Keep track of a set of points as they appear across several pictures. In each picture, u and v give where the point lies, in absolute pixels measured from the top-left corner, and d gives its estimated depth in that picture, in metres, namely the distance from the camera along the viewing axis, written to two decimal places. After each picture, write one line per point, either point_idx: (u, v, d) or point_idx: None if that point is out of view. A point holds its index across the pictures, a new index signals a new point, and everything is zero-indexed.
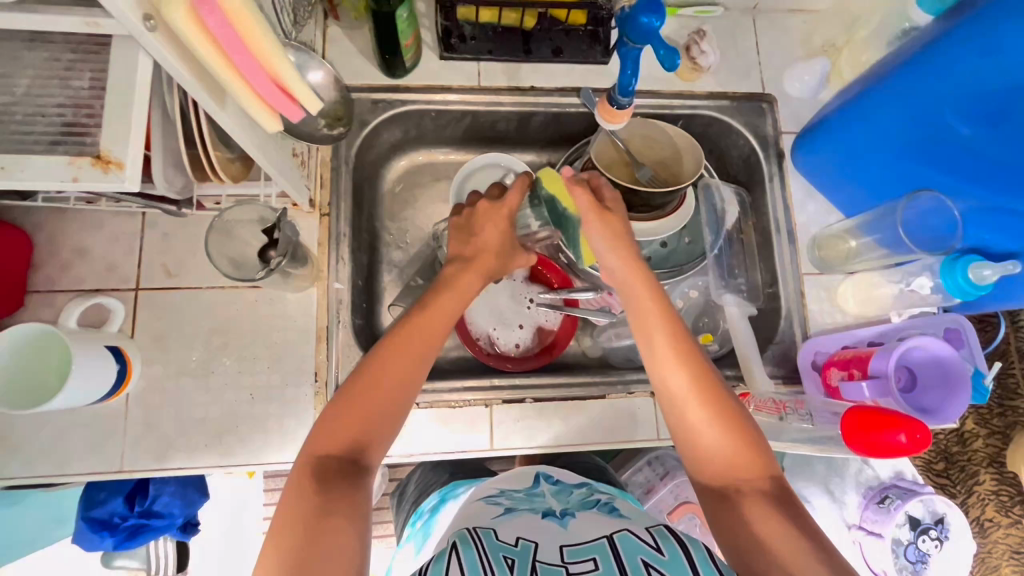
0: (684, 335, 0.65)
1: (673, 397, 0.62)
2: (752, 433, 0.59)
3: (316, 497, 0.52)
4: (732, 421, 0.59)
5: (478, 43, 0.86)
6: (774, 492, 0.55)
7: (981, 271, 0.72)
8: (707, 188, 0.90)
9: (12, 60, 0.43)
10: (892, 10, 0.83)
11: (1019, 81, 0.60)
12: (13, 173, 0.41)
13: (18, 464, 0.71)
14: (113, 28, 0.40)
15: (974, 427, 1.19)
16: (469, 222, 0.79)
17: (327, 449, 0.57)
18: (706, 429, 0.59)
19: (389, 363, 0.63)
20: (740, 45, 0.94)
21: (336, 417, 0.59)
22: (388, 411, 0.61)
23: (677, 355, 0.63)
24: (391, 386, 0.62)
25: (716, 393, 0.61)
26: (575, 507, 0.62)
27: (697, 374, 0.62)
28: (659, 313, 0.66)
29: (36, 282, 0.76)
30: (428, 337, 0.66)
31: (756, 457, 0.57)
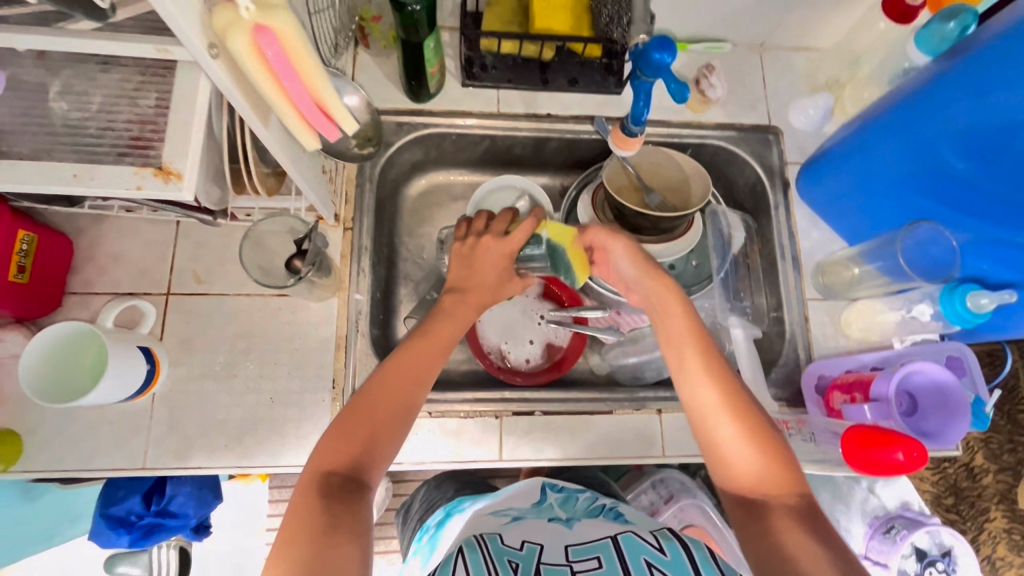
0: (713, 350, 0.66)
1: (699, 410, 0.63)
2: (780, 448, 0.59)
3: (321, 509, 0.52)
4: (760, 435, 0.60)
5: (499, 72, 0.91)
6: (801, 506, 0.56)
7: (978, 299, 0.75)
8: (715, 214, 0.94)
9: (87, 80, 0.48)
10: (894, 50, 0.88)
11: (1009, 121, 0.63)
12: (87, 180, 0.46)
13: (44, 458, 0.74)
14: (181, 54, 0.45)
15: (984, 462, 1.19)
16: (474, 251, 0.79)
17: (332, 460, 0.57)
18: (735, 443, 0.60)
19: (393, 376, 0.63)
20: (747, 79, 0.99)
21: (345, 429, 0.59)
22: (397, 423, 0.62)
23: (707, 369, 0.64)
24: (401, 396, 0.63)
25: (746, 407, 0.61)
26: (581, 515, 0.64)
27: (727, 388, 0.62)
28: (690, 328, 0.68)
29: (74, 284, 0.80)
30: (434, 352, 0.68)
31: (785, 471, 0.58)
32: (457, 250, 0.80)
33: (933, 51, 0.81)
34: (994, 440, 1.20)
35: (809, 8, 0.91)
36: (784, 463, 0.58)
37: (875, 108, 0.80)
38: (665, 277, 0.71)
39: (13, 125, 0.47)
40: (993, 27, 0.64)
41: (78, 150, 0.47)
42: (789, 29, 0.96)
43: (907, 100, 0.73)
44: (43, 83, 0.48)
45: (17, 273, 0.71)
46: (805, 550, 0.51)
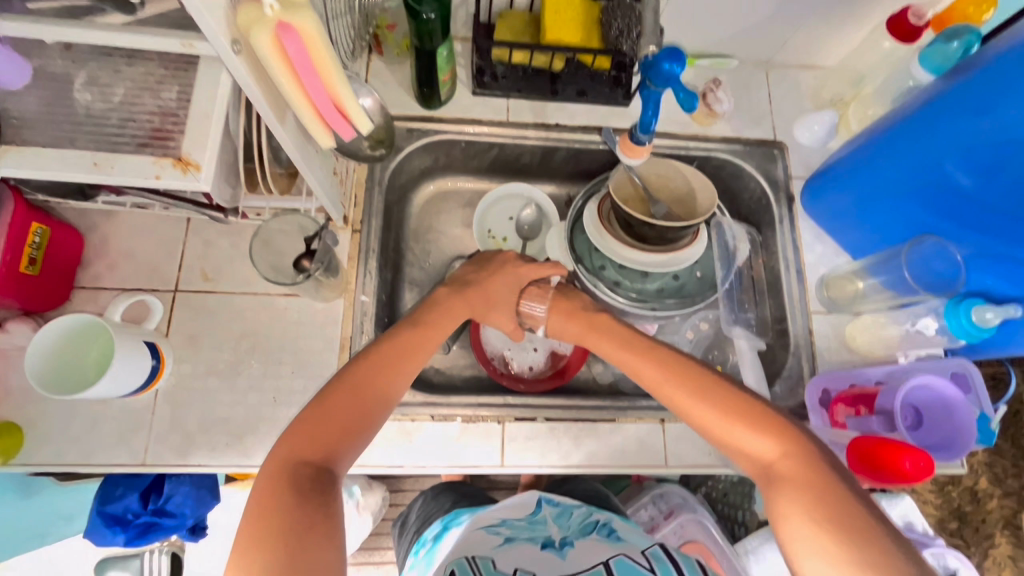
0: (661, 348, 0.67)
1: (674, 404, 0.62)
2: (769, 415, 0.58)
3: (296, 504, 0.50)
4: (738, 408, 0.58)
5: (508, 82, 0.93)
6: (808, 474, 0.53)
7: (983, 313, 0.74)
8: (719, 225, 0.94)
9: (113, 73, 0.49)
10: (898, 68, 0.89)
11: (1006, 135, 0.65)
12: (107, 168, 0.47)
13: (44, 450, 0.74)
14: (205, 49, 0.46)
15: (987, 486, 1.18)
16: (495, 261, 0.81)
17: (301, 448, 0.54)
18: (719, 426, 0.59)
19: (372, 366, 0.61)
20: (753, 95, 1.00)
21: (316, 422, 0.56)
22: (371, 406, 0.60)
23: (661, 365, 0.65)
24: (378, 388, 0.60)
25: (711, 388, 0.61)
26: (574, 535, 0.62)
27: (684, 375, 0.62)
28: (632, 338, 0.70)
29: (83, 278, 0.81)
30: (417, 350, 0.66)
31: (778, 438, 0.56)
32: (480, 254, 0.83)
33: (936, 69, 0.83)
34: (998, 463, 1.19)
35: (815, 26, 0.93)
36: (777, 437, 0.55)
37: (872, 127, 0.83)
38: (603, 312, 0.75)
39: (40, 115, 0.49)
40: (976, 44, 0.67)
41: (99, 140, 0.48)
42: (795, 47, 0.98)
43: (906, 118, 0.75)
44: (69, 74, 0.49)
45: (28, 265, 0.71)
46: (821, 530, 0.49)
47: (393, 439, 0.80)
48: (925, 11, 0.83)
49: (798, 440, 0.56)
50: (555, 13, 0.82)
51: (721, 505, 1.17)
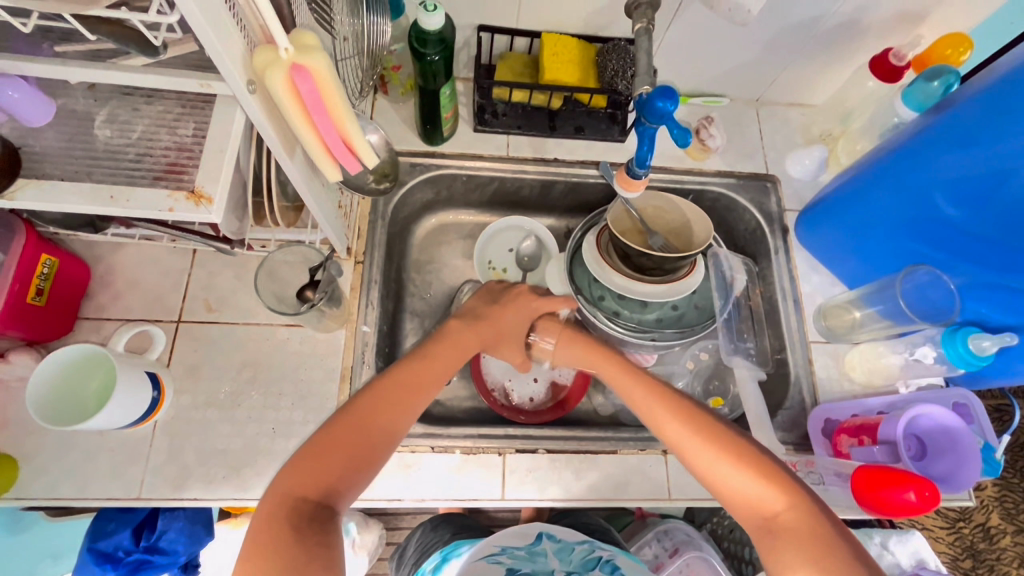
0: (668, 389, 0.66)
1: (674, 445, 0.62)
2: (775, 467, 0.57)
3: (296, 542, 0.50)
4: (748, 459, 0.58)
5: (509, 119, 0.96)
6: (810, 529, 0.53)
7: (980, 342, 0.75)
8: (716, 256, 0.96)
9: (132, 110, 0.52)
10: (883, 106, 0.93)
11: (991, 169, 0.68)
12: (122, 201, 0.49)
13: (37, 484, 0.73)
14: (221, 89, 0.49)
15: (1000, 522, 1.16)
16: (505, 294, 0.80)
17: (304, 484, 0.54)
18: (722, 473, 0.58)
19: (377, 404, 0.61)
20: (745, 131, 1.04)
21: (317, 455, 0.56)
22: (378, 440, 0.59)
23: (668, 406, 0.64)
24: (381, 425, 0.60)
25: (722, 434, 0.60)
26: (577, 572, 0.60)
27: (692, 419, 0.62)
28: (638, 376, 0.69)
29: (87, 308, 0.81)
30: (420, 383, 0.65)
31: (781, 491, 0.56)
32: (490, 288, 0.82)
33: (919, 106, 0.86)
34: (1008, 498, 1.18)
35: (801, 66, 0.98)
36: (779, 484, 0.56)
37: (861, 164, 0.85)
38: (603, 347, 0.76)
39: (60, 149, 0.51)
40: (969, 91, 0.70)
41: (116, 174, 0.50)
42: (783, 86, 1.02)
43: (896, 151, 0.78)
44: (91, 112, 0.52)
45: (35, 295, 0.72)
46: None
47: (393, 472, 0.79)
48: (905, 52, 0.87)
49: (799, 496, 0.55)
50: (553, 56, 0.87)
51: (727, 542, 1.14)
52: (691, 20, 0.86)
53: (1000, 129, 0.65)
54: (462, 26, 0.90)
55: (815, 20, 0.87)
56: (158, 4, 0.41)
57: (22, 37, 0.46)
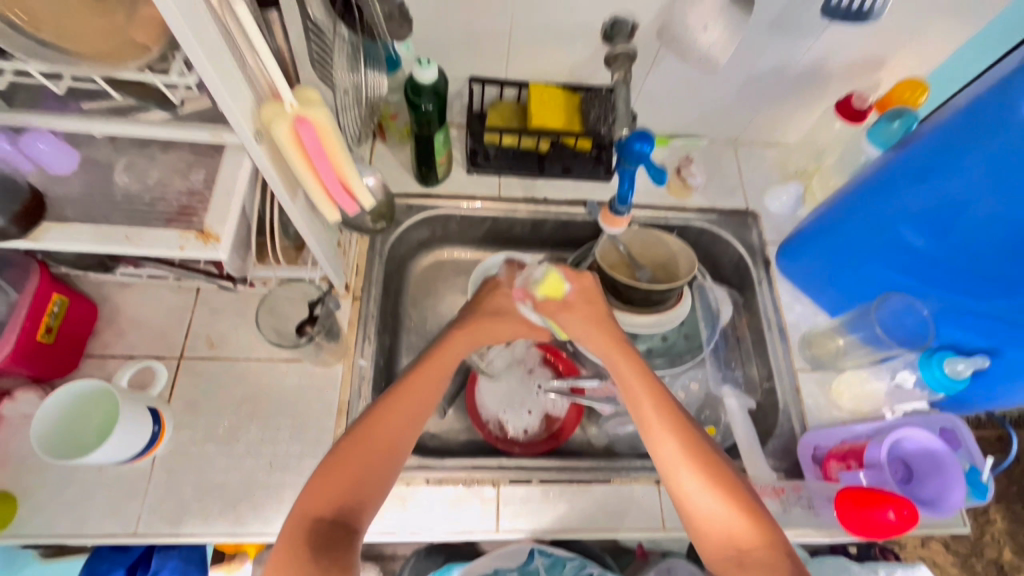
0: (673, 405, 0.67)
1: (665, 463, 0.64)
2: (752, 505, 0.61)
3: (310, 558, 0.57)
4: (733, 494, 0.61)
5: (500, 161, 1.01)
6: (775, 564, 0.57)
7: (955, 365, 0.79)
8: (702, 287, 1.02)
9: (149, 159, 0.57)
10: (852, 145, 0.99)
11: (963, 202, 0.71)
12: (136, 241, 0.52)
13: (33, 521, 0.73)
14: (231, 138, 0.54)
15: (1012, 558, 1.21)
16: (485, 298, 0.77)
17: (318, 503, 0.61)
18: (702, 496, 0.61)
19: (381, 420, 0.66)
20: (724, 169, 1.09)
21: (327, 477, 0.62)
22: (383, 455, 0.65)
23: (671, 425, 0.65)
24: (386, 442, 0.65)
25: (714, 465, 0.63)
26: None
27: (692, 445, 0.63)
28: (646, 383, 0.69)
29: (92, 346, 0.84)
30: (425, 398, 0.69)
31: (755, 528, 0.60)
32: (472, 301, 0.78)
33: (884, 145, 0.92)
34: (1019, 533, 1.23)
35: (773, 110, 1.04)
36: (750, 514, 0.60)
37: (843, 189, 0.87)
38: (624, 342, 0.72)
39: (81, 194, 0.55)
40: (931, 124, 0.73)
41: (131, 216, 0.54)
42: (758, 127, 1.09)
43: (873, 177, 0.80)
44: (111, 161, 0.57)
45: (44, 333, 0.75)
46: None
47: (389, 505, 0.80)
48: (867, 96, 0.94)
49: (767, 525, 0.60)
50: (540, 104, 0.93)
51: None
52: (666, 71, 0.93)
53: (965, 164, 0.68)
54: (455, 78, 0.97)
55: (781, 68, 0.94)
56: (179, 67, 0.47)
57: (51, 96, 0.51)
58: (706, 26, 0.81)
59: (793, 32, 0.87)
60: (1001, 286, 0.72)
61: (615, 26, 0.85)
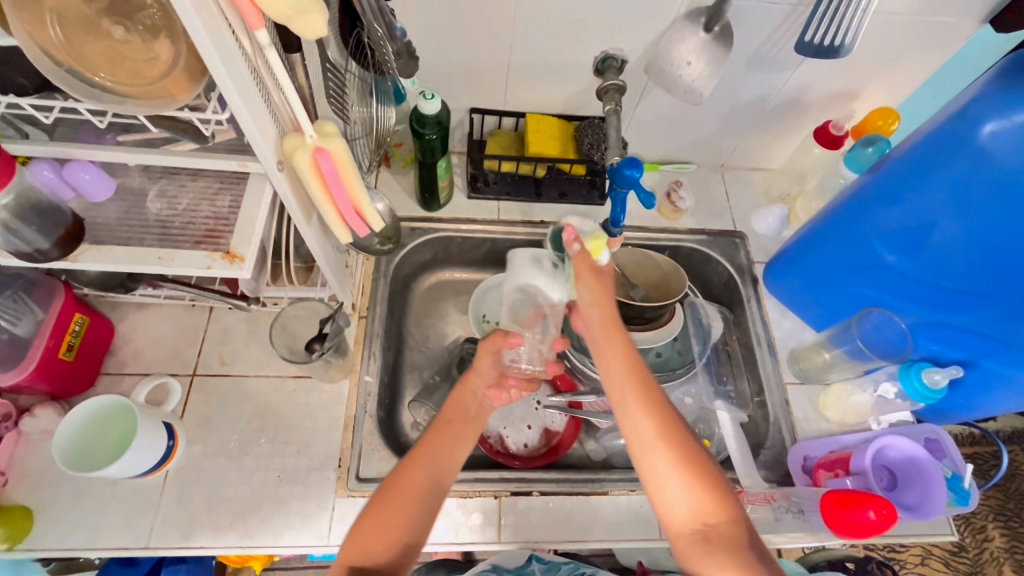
0: (653, 385, 0.69)
1: (639, 440, 0.66)
2: (719, 484, 0.63)
3: None
4: (700, 472, 0.63)
5: (498, 187, 1.08)
6: (739, 542, 0.58)
7: (932, 375, 0.84)
8: (693, 304, 1.04)
9: (178, 187, 0.62)
10: (830, 170, 1.05)
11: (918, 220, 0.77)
12: (169, 261, 0.57)
13: (48, 535, 0.75)
14: (256, 168, 0.58)
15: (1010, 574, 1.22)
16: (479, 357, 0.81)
17: (358, 553, 0.62)
18: (668, 476, 0.63)
19: (412, 466, 0.69)
20: (712, 193, 1.15)
21: (366, 525, 0.65)
22: (412, 504, 0.67)
23: (646, 401, 0.67)
24: (420, 485, 0.68)
25: (685, 443, 0.64)
26: None
27: (665, 423, 0.65)
28: (630, 363, 0.70)
29: (109, 364, 0.88)
30: (453, 442, 0.73)
31: (722, 506, 0.61)
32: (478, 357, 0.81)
33: (860, 169, 0.98)
34: (1019, 550, 1.24)
35: (756, 137, 1.11)
36: (718, 495, 0.62)
37: (820, 213, 0.92)
38: (615, 324, 0.73)
39: (115, 220, 0.60)
40: (899, 148, 0.78)
41: (162, 239, 0.59)
42: (743, 154, 1.15)
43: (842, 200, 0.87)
44: (144, 189, 0.62)
45: (66, 351, 0.79)
46: None
47: None
48: (843, 124, 1.00)
49: (734, 508, 0.61)
50: (536, 133, 0.99)
51: None
52: (654, 102, 1.00)
53: (920, 187, 0.75)
54: (456, 109, 1.03)
55: (763, 99, 1.01)
56: (214, 106, 0.52)
57: (93, 130, 0.56)
58: (689, 61, 0.85)
59: (771, 67, 0.94)
60: (980, 299, 0.78)
61: (604, 62, 0.92)
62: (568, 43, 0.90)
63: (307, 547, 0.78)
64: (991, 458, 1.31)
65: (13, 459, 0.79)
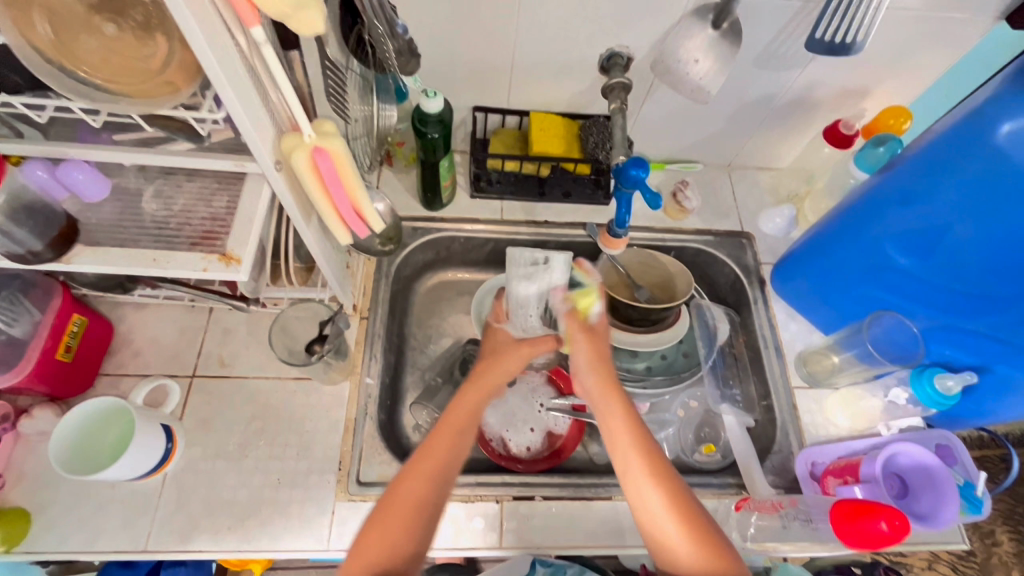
0: (658, 454, 0.68)
1: (647, 512, 0.65)
2: (728, 552, 0.63)
3: None
4: (708, 540, 0.63)
5: (502, 186, 1.06)
6: None
7: (945, 381, 0.83)
8: (699, 307, 1.02)
9: (175, 187, 0.61)
10: (839, 170, 1.03)
11: (932, 224, 0.76)
12: (163, 263, 0.56)
13: (44, 538, 0.75)
14: (253, 168, 0.57)
15: None
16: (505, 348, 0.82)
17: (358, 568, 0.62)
18: (677, 545, 0.63)
19: (410, 476, 0.67)
20: (718, 192, 1.13)
21: (366, 538, 0.64)
22: (411, 518, 0.65)
23: (654, 472, 0.67)
24: (416, 499, 0.66)
25: (693, 513, 0.65)
26: None
27: (673, 493, 0.65)
28: (634, 432, 0.70)
29: (108, 365, 0.87)
30: (454, 448, 0.70)
31: (731, 571, 0.62)
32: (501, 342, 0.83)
33: (870, 169, 0.96)
34: None
35: (764, 136, 1.09)
36: (727, 559, 0.62)
37: (829, 213, 0.90)
38: (618, 390, 0.73)
39: (110, 221, 0.59)
40: (913, 147, 0.76)
41: (157, 240, 0.58)
42: (750, 153, 1.13)
43: (852, 205, 0.84)
44: (140, 189, 0.61)
45: (64, 352, 0.78)
46: None
47: None
48: (853, 123, 0.98)
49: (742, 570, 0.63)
50: (541, 131, 0.97)
51: None
52: (660, 100, 0.98)
53: (938, 193, 0.73)
54: (459, 108, 1.02)
55: (771, 97, 0.99)
56: (210, 104, 0.51)
57: (88, 129, 0.55)
58: (697, 59, 0.83)
59: (779, 65, 0.92)
60: (994, 303, 0.75)
61: (610, 59, 0.90)
62: (573, 40, 0.88)
63: (306, 551, 0.77)
64: (999, 463, 1.29)
65: (11, 461, 0.79)
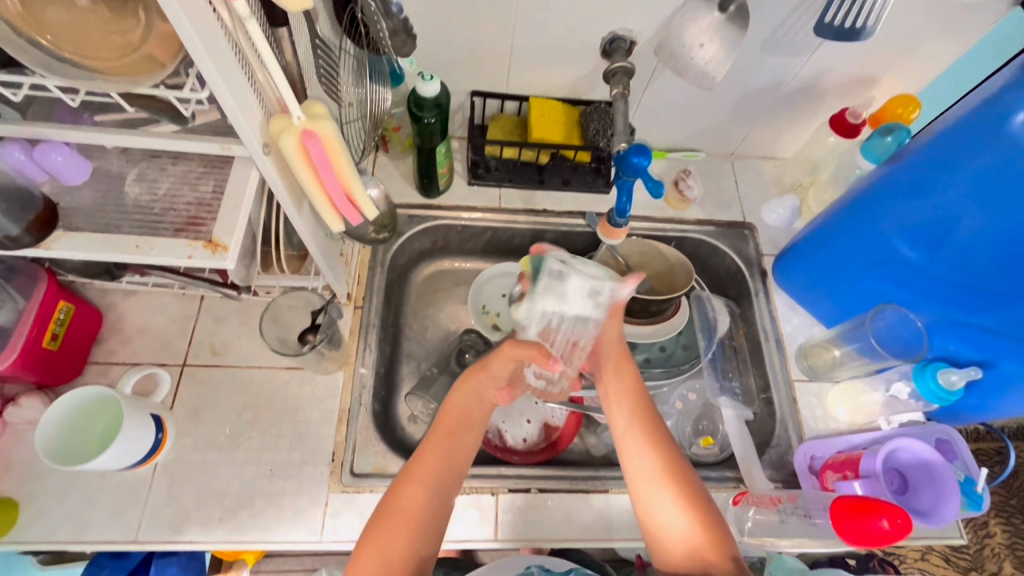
0: (656, 422, 0.70)
1: (640, 476, 0.66)
2: (717, 522, 0.63)
3: None
4: (700, 509, 0.64)
5: (501, 173, 1.03)
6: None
7: (948, 376, 0.81)
8: (699, 298, 1.01)
9: (159, 171, 0.59)
10: (845, 159, 1.00)
11: (940, 216, 0.74)
12: (148, 250, 0.54)
13: (32, 529, 0.73)
14: (240, 151, 0.55)
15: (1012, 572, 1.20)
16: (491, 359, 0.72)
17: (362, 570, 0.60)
18: (667, 511, 0.64)
19: (406, 481, 0.66)
20: (721, 182, 1.11)
21: (370, 541, 0.62)
22: (412, 528, 0.63)
23: (650, 439, 0.68)
24: (417, 506, 0.64)
25: (686, 480, 0.65)
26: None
27: (669, 461, 0.66)
28: (635, 401, 0.71)
29: (97, 354, 0.85)
30: (452, 452, 0.69)
31: (720, 543, 0.62)
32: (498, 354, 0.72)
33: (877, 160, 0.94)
34: (1020, 547, 1.22)
35: (768, 124, 1.06)
36: (716, 531, 0.62)
37: (835, 203, 0.88)
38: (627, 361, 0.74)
39: (93, 205, 0.57)
40: (924, 137, 0.73)
41: (142, 226, 0.56)
42: (754, 142, 1.11)
43: (860, 197, 0.82)
44: (123, 172, 0.59)
45: (50, 340, 0.76)
46: None
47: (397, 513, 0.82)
48: (861, 112, 0.96)
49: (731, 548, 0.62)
50: (541, 116, 0.95)
51: None
52: (663, 87, 0.96)
53: (949, 183, 0.70)
54: (456, 92, 0.99)
55: (777, 84, 0.97)
56: (192, 83, 0.48)
57: (68, 110, 0.53)
58: (702, 43, 0.82)
59: (786, 50, 0.90)
60: (999, 298, 0.74)
61: (613, 43, 0.87)
62: (574, 24, 0.85)
63: (298, 543, 0.76)
64: (994, 455, 1.29)
65: None
